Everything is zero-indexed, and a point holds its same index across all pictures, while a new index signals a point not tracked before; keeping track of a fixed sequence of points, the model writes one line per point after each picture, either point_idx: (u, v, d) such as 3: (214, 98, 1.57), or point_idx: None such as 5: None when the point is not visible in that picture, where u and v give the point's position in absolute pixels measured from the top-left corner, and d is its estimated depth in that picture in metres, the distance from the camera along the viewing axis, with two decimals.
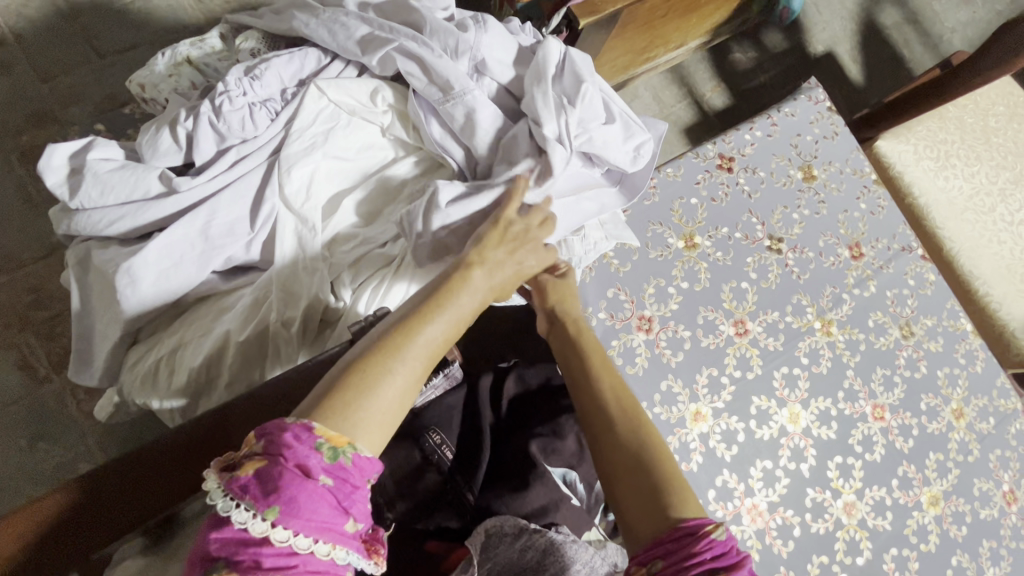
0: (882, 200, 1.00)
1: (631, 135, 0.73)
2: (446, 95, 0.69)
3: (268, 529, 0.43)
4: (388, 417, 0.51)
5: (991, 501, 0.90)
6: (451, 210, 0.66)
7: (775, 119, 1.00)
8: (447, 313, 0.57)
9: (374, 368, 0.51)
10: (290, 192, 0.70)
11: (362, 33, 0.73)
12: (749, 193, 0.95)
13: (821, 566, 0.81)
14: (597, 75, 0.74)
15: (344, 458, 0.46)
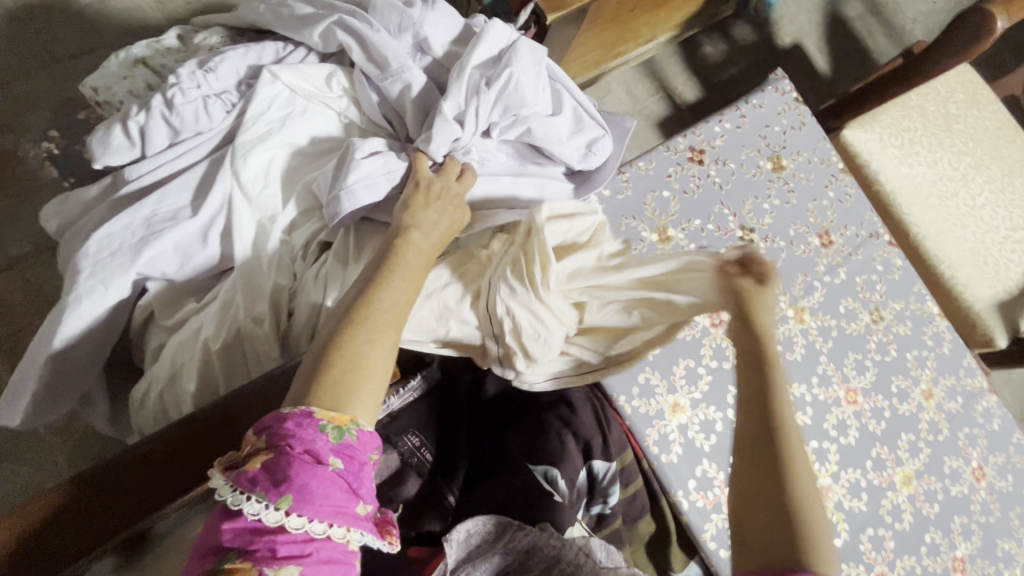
0: (850, 189, 1.02)
1: (580, 130, 0.79)
2: (384, 71, 0.71)
3: (283, 516, 0.44)
4: (374, 388, 0.51)
5: (962, 477, 0.93)
6: (367, 163, 0.67)
7: (743, 110, 1.01)
8: (398, 276, 0.58)
9: (341, 338, 0.52)
10: (247, 178, 0.68)
11: (305, 12, 0.74)
12: (720, 184, 0.96)
13: None
14: (544, 61, 0.75)
15: (348, 437, 0.48)
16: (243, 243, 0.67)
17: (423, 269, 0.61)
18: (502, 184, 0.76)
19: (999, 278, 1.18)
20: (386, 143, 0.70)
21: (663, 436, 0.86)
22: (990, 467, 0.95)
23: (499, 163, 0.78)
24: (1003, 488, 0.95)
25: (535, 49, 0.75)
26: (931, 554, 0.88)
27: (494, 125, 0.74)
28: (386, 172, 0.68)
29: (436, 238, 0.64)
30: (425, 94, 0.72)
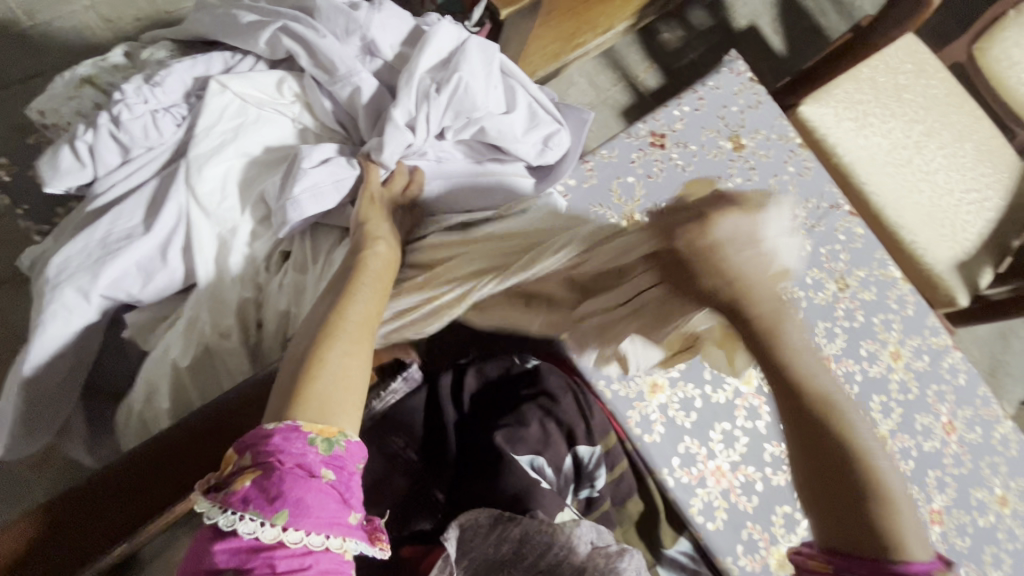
0: (808, 162, 1.04)
1: (535, 127, 0.79)
2: (332, 78, 0.71)
3: (278, 531, 0.44)
4: (353, 391, 0.53)
5: (933, 433, 0.96)
6: (314, 171, 0.67)
7: (700, 93, 1.03)
8: (360, 290, 0.60)
9: (317, 352, 0.53)
10: (204, 192, 0.67)
11: (249, 19, 0.73)
12: (682, 166, 0.98)
13: (785, 515, 0.85)
14: (493, 62, 0.76)
15: (339, 448, 0.49)
16: (205, 257, 0.66)
17: (386, 280, 0.63)
18: (457, 187, 0.76)
19: (956, 240, 1.23)
20: (335, 150, 0.71)
21: (644, 417, 0.86)
22: (960, 422, 0.99)
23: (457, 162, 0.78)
24: (973, 440, 0.99)
25: (485, 45, 0.76)
26: None
27: (447, 128, 0.75)
28: (334, 179, 0.68)
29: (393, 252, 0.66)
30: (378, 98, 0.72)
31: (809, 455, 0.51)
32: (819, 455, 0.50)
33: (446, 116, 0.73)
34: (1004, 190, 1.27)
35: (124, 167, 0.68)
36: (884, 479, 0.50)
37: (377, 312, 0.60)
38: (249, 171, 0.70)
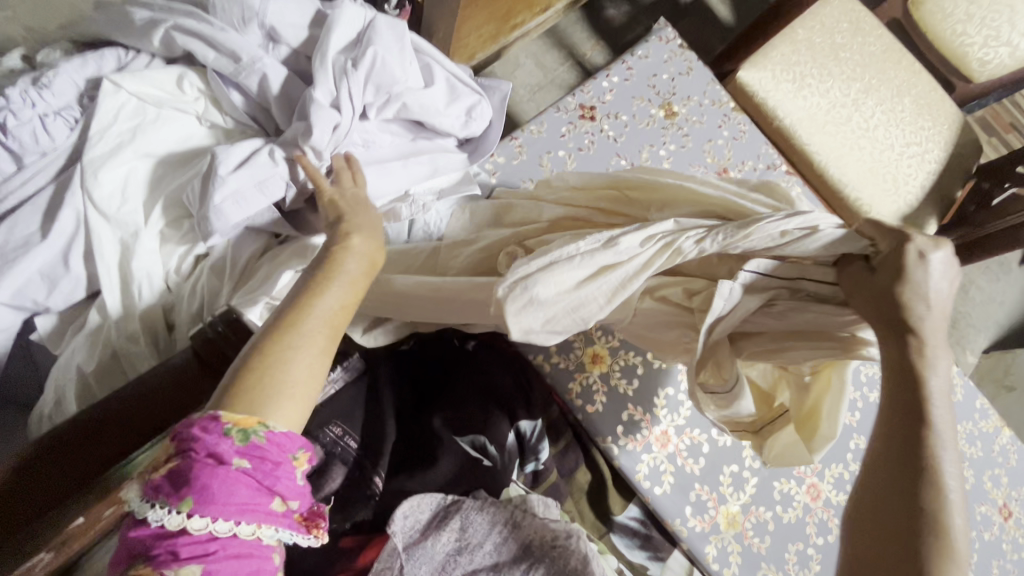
0: (743, 125, 1.05)
1: (458, 98, 0.80)
2: (236, 66, 0.69)
3: (182, 518, 0.43)
4: (305, 394, 0.51)
5: (879, 383, 0.98)
6: (237, 173, 0.66)
7: (629, 63, 1.03)
8: (336, 284, 0.56)
9: (274, 348, 0.50)
10: (101, 196, 0.66)
11: (142, 17, 0.73)
12: (614, 138, 0.98)
13: (733, 475, 0.87)
14: (408, 35, 0.76)
15: (257, 437, 0.46)
16: (106, 263, 0.65)
17: (366, 278, 0.59)
18: (390, 171, 0.74)
19: (899, 194, 1.25)
20: (256, 143, 0.69)
21: (585, 387, 0.86)
22: None
23: (386, 144, 0.77)
24: None
25: (389, 21, 0.76)
26: (856, 459, 0.93)
27: (369, 106, 0.74)
28: (259, 179, 0.67)
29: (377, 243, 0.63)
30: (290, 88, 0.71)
31: (896, 462, 0.49)
32: (901, 459, 0.48)
33: (369, 93, 0.72)
34: (943, 143, 1.30)
35: (20, 175, 0.68)
36: (948, 511, 0.46)
37: (345, 310, 0.56)
38: (153, 172, 0.69)
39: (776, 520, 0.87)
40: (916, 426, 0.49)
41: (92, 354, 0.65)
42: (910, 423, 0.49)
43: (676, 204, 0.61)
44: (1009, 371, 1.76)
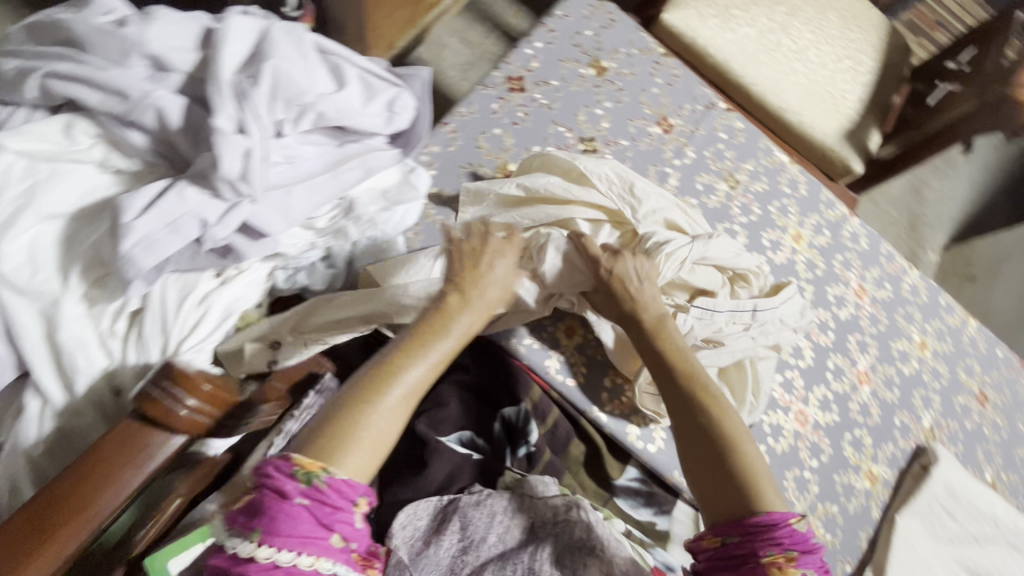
0: (739, 125, 1.04)
1: (376, 95, 0.68)
2: (125, 101, 0.56)
3: (256, 546, 0.45)
4: (374, 461, 0.52)
5: (909, 356, 1.01)
6: (143, 225, 0.53)
7: (618, 82, 0.98)
8: (399, 387, 0.55)
9: (355, 409, 0.53)
10: (7, 266, 0.54)
11: (11, 68, 0.58)
12: (619, 166, 0.93)
13: (796, 478, 0.87)
14: (309, 51, 0.63)
15: (319, 481, 0.48)
16: (30, 340, 0.55)
17: (444, 362, 0.59)
18: (321, 182, 0.66)
19: (839, 111, 1.26)
20: (165, 179, 0.56)
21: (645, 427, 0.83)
22: (930, 338, 1.04)
23: (310, 157, 0.67)
24: (945, 350, 1.04)
25: (389, 89, 0.69)
26: (903, 435, 0.96)
27: (282, 121, 0.61)
28: (238, 295, 0.63)
29: (477, 326, 0.63)
30: (313, 185, 0.65)
31: (688, 436, 0.62)
32: (682, 411, 0.63)
33: (281, 115, 0.60)
34: (875, 53, 1.32)
35: None
36: (755, 460, 0.59)
37: (413, 402, 0.56)
38: (63, 232, 0.56)
39: (843, 511, 0.88)
40: (696, 402, 0.63)
41: (36, 431, 0.57)
42: (683, 396, 0.64)
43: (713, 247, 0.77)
44: (970, 263, 1.80)
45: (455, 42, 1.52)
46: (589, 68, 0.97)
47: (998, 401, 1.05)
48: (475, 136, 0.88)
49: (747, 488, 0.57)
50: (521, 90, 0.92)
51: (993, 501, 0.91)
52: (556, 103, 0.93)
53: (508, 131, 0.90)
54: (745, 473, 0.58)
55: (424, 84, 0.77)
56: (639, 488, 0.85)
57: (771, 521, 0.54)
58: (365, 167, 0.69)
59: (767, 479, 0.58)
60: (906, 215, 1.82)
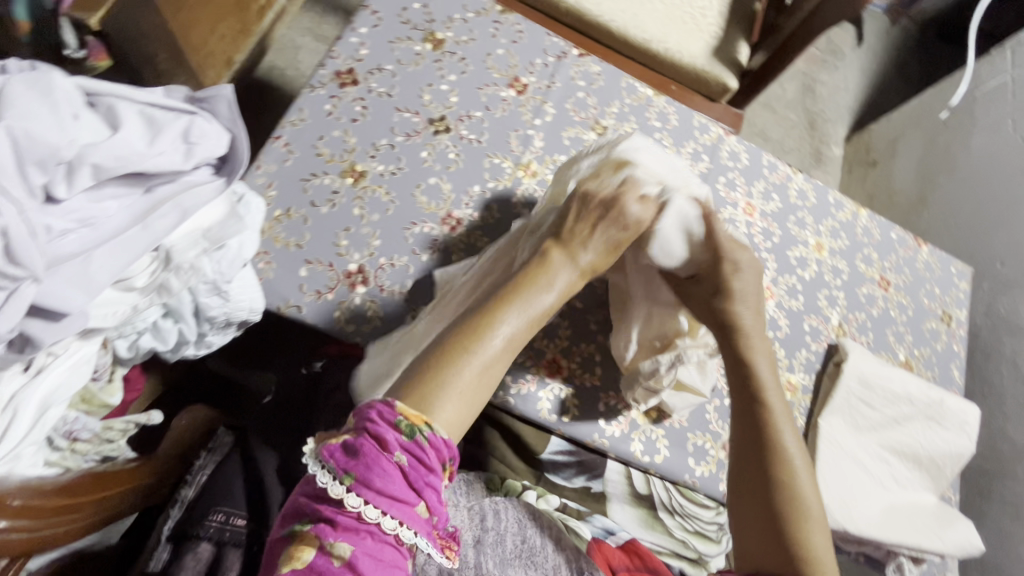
0: (595, 69, 1.00)
1: (161, 130, 0.61)
2: None
3: (348, 493, 0.43)
4: (467, 413, 0.50)
5: (808, 261, 1.02)
6: None
7: (458, 52, 0.93)
8: (495, 341, 0.54)
9: (453, 363, 0.51)
10: None
11: None
12: (477, 140, 0.89)
13: (717, 408, 0.88)
14: (59, 98, 0.55)
15: (421, 438, 0.45)
16: None
17: (522, 338, 0.57)
18: (126, 239, 0.59)
19: (703, 31, 1.24)
20: None
21: (557, 399, 0.81)
22: (825, 238, 1.05)
23: (109, 215, 0.59)
24: (841, 246, 1.05)
25: (178, 119, 0.63)
26: (814, 338, 0.97)
27: (49, 184, 0.54)
28: (57, 385, 0.58)
29: (549, 306, 0.62)
30: (118, 245, 0.59)
31: (749, 445, 0.65)
32: (748, 446, 0.65)
33: (39, 179, 0.53)
34: None
35: None
36: (808, 503, 0.61)
37: (506, 358, 0.55)
38: None
39: None
40: (764, 433, 0.65)
41: None
42: (751, 413, 0.67)
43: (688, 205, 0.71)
44: (869, 147, 1.76)
45: (309, 41, 1.40)
46: (424, 43, 0.92)
47: (899, 282, 1.07)
48: (313, 142, 0.82)
49: (790, 522, 0.59)
50: (354, 83, 0.87)
51: (904, 380, 0.93)
52: (395, 88, 0.88)
53: (349, 130, 0.84)
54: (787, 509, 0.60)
55: (230, 102, 0.69)
56: (566, 459, 0.87)
57: None
58: (181, 209, 0.63)
59: (817, 529, 0.59)
60: (805, 116, 1.84)
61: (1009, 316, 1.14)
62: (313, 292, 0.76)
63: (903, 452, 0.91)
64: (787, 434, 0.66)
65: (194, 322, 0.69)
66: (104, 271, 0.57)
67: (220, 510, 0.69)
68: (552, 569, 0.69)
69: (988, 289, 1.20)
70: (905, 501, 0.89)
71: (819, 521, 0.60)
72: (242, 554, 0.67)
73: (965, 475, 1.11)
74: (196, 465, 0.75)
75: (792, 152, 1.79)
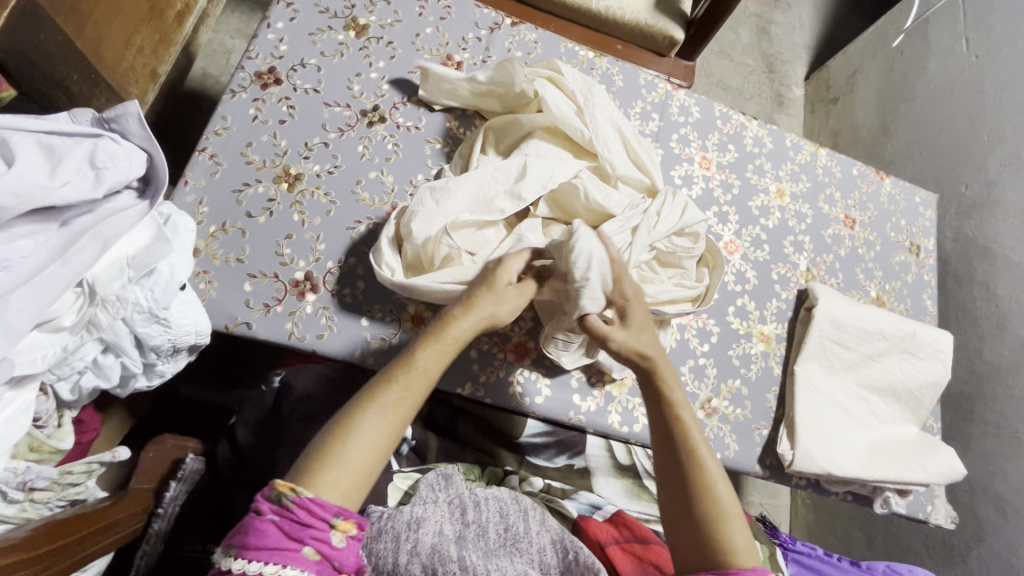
0: (532, 37, 0.96)
1: (61, 157, 0.57)
2: None
3: (233, 559, 0.44)
4: (355, 480, 0.50)
5: (770, 209, 1.00)
6: None
7: (384, 36, 0.89)
8: (373, 415, 0.54)
9: (336, 427, 0.52)
10: None
11: None
12: (414, 126, 0.85)
13: (692, 369, 0.87)
14: None
15: (289, 502, 0.46)
16: None
17: (411, 407, 0.56)
18: (44, 279, 0.56)
19: None
20: None
21: (528, 380, 0.79)
22: (785, 183, 1.03)
23: (20, 255, 0.56)
24: (802, 190, 1.03)
25: (79, 144, 0.59)
26: (784, 286, 0.96)
27: None
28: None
29: (440, 362, 0.60)
30: (36, 285, 0.56)
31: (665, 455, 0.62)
32: (663, 451, 0.62)
33: None
34: None
35: None
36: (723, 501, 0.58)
37: (392, 432, 0.54)
38: None
39: (746, 382, 0.89)
40: (673, 437, 0.62)
41: None
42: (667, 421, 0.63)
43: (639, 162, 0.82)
44: (829, 84, 1.73)
45: (239, 43, 1.33)
46: (347, 31, 0.87)
47: (864, 219, 1.06)
48: (240, 150, 0.79)
49: (713, 527, 0.57)
50: (277, 82, 0.83)
51: (876, 315, 0.92)
52: (321, 82, 0.84)
53: (278, 133, 0.80)
54: (706, 513, 0.58)
55: (140, 118, 0.64)
56: (545, 441, 0.87)
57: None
58: (101, 239, 0.60)
59: (736, 522, 0.58)
60: (762, 59, 1.79)
61: (977, 238, 1.13)
62: (261, 307, 0.73)
63: (880, 388, 0.91)
64: (698, 434, 0.63)
65: (137, 354, 0.66)
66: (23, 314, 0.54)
67: (194, 540, 0.74)
68: (538, 554, 0.68)
69: (955, 214, 1.19)
70: (886, 436, 0.90)
71: (736, 513, 0.59)
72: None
73: (946, 401, 1.12)
74: (166, 497, 0.72)
75: (753, 98, 1.75)
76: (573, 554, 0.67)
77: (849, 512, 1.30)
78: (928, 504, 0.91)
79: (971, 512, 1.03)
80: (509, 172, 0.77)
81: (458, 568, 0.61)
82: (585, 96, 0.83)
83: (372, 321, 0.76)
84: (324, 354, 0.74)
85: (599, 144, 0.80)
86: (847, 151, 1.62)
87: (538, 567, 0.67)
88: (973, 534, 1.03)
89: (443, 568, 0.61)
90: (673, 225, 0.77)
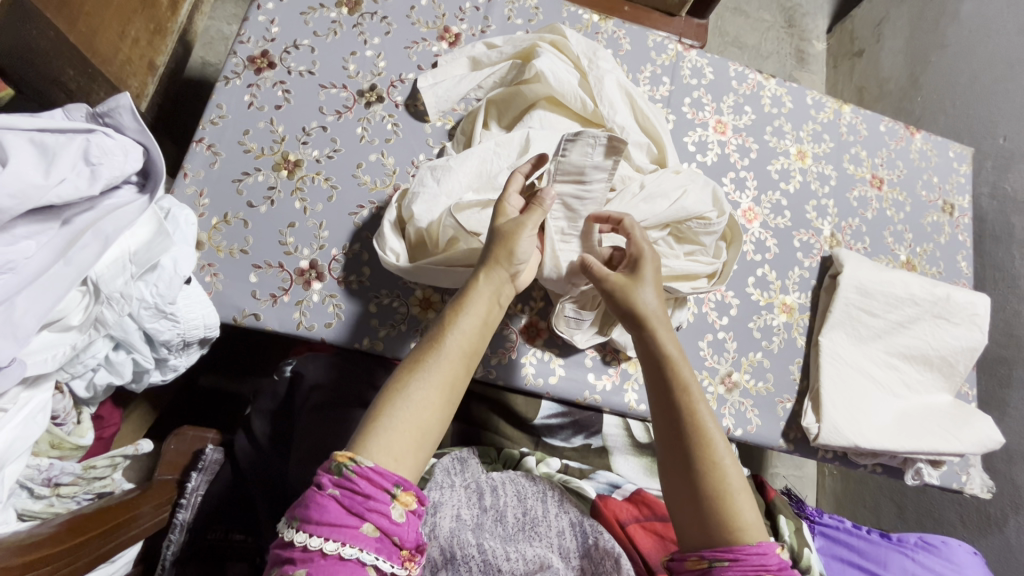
0: (533, 2, 0.91)
1: (57, 157, 0.56)
2: None
3: (296, 532, 0.44)
4: (412, 452, 0.49)
5: (790, 172, 0.95)
6: None
7: (378, 11, 0.85)
8: (422, 379, 0.53)
9: (390, 400, 0.51)
10: None
11: None
12: (413, 104, 0.82)
13: (710, 343, 0.84)
14: None
15: (349, 472, 0.45)
16: None
17: (459, 377, 0.55)
18: (52, 278, 0.57)
19: None
20: None
21: (540, 360, 0.78)
22: (806, 144, 0.97)
23: (30, 257, 0.55)
24: (825, 150, 0.98)
25: (72, 141, 0.58)
26: (807, 254, 0.92)
27: None
28: (11, 440, 0.56)
29: (479, 335, 0.58)
30: (40, 286, 0.56)
31: (669, 425, 0.58)
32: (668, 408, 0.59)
33: None
34: None
35: None
36: (730, 474, 0.55)
37: (442, 400, 0.52)
38: None
39: (768, 354, 0.86)
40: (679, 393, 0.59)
41: None
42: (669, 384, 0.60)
43: (648, 125, 0.78)
44: (853, 36, 1.63)
45: (236, 29, 1.31)
46: (339, 8, 0.84)
47: (892, 178, 1.00)
48: (238, 139, 0.77)
49: (718, 502, 0.54)
50: (271, 66, 0.80)
51: (907, 280, 0.87)
52: (316, 64, 0.81)
53: (274, 119, 0.78)
54: (709, 490, 0.54)
55: (133, 112, 0.62)
56: (560, 421, 0.86)
57: (763, 551, 0.50)
58: (103, 236, 0.59)
59: (743, 496, 0.54)
60: (781, 13, 1.70)
61: (1017, 193, 1.06)
62: (267, 297, 0.72)
63: (912, 356, 0.87)
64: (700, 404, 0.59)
65: (148, 350, 0.67)
66: (27, 316, 0.54)
67: (216, 527, 0.73)
68: (557, 537, 0.67)
69: (991, 168, 1.12)
70: (917, 405, 0.86)
71: (743, 489, 0.55)
72: (245, 566, 0.71)
73: (981, 366, 1.07)
74: (187, 487, 0.72)
75: (771, 57, 1.66)
76: (594, 539, 0.65)
77: (878, 482, 1.27)
78: (963, 474, 0.88)
79: (1009, 480, 0.99)
80: (512, 145, 0.74)
81: (477, 553, 0.62)
82: (590, 59, 0.79)
83: (380, 307, 0.75)
84: (333, 342, 0.73)
85: (605, 108, 0.77)
86: (873, 107, 1.54)
87: (557, 551, 0.65)
88: (1011, 502, 0.99)
89: (462, 552, 0.62)
90: (671, 204, 0.72)
